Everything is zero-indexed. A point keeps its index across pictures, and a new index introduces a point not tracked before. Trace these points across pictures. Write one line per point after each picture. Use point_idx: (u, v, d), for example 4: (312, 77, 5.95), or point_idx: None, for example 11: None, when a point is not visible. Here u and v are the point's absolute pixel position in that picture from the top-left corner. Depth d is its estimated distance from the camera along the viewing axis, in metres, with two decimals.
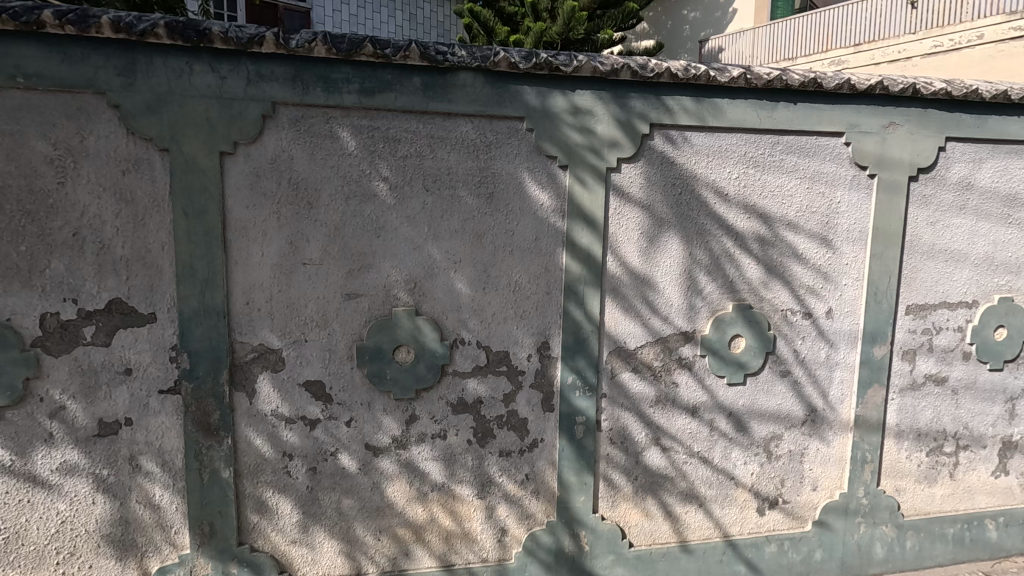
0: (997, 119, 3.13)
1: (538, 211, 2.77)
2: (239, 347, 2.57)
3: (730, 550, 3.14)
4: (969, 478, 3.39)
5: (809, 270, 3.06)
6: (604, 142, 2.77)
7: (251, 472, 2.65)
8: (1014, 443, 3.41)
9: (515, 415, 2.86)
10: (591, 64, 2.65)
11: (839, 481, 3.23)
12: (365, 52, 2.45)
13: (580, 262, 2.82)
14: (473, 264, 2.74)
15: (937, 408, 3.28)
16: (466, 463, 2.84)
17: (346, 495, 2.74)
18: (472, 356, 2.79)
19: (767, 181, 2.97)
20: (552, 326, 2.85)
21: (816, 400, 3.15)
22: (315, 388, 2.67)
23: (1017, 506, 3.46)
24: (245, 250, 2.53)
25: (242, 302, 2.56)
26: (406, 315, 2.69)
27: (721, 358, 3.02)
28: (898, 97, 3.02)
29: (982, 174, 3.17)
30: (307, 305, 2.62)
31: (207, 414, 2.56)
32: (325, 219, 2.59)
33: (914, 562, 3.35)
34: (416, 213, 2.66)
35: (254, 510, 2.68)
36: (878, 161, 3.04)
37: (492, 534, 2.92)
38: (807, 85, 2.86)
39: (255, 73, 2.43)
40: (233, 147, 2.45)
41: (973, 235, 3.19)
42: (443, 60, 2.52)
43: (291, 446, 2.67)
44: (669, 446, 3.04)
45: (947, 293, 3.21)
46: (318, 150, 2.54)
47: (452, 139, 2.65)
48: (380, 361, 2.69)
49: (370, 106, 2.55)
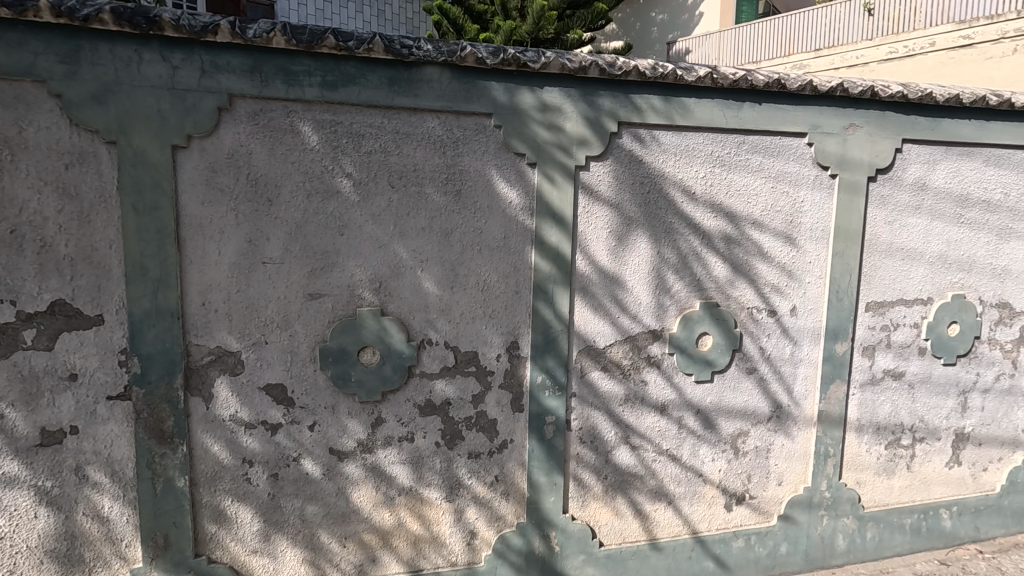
0: (951, 121, 3.24)
1: (507, 209, 2.73)
2: (195, 350, 2.46)
3: (699, 546, 3.16)
4: (924, 469, 3.49)
5: (773, 268, 3.11)
6: (573, 140, 2.75)
7: (208, 480, 2.54)
8: (966, 435, 3.54)
9: (484, 416, 2.82)
10: (559, 61, 2.63)
11: (803, 476, 3.30)
12: (327, 44, 2.37)
13: (549, 260, 2.80)
14: (440, 263, 2.69)
15: (895, 403, 3.38)
16: (434, 465, 2.79)
17: (310, 502, 2.66)
18: (440, 357, 2.74)
19: (732, 181, 3.00)
20: (521, 326, 2.82)
21: (781, 397, 3.21)
22: (276, 392, 2.58)
23: (970, 495, 3.59)
24: (201, 249, 2.42)
25: (198, 303, 2.44)
26: (371, 316, 2.62)
27: (689, 356, 3.04)
28: (857, 99, 3.09)
29: (936, 175, 3.28)
30: (267, 306, 2.52)
31: (160, 421, 2.44)
32: (287, 217, 2.49)
33: (873, 553, 3.44)
34: (381, 211, 2.59)
35: (212, 520, 2.57)
36: (839, 162, 3.11)
37: (462, 537, 2.87)
38: (771, 86, 2.90)
39: (209, 63, 2.33)
40: (187, 141, 2.34)
41: (928, 234, 3.30)
42: (409, 54, 2.46)
43: (251, 452, 2.57)
44: (639, 445, 3.04)
45: (904, 291, 3.31)
46: (278, 145, 2.45)
47: (418, 135, 2.59)
48: (345, 362, 2.61)
49: (333, 100, 2.47)
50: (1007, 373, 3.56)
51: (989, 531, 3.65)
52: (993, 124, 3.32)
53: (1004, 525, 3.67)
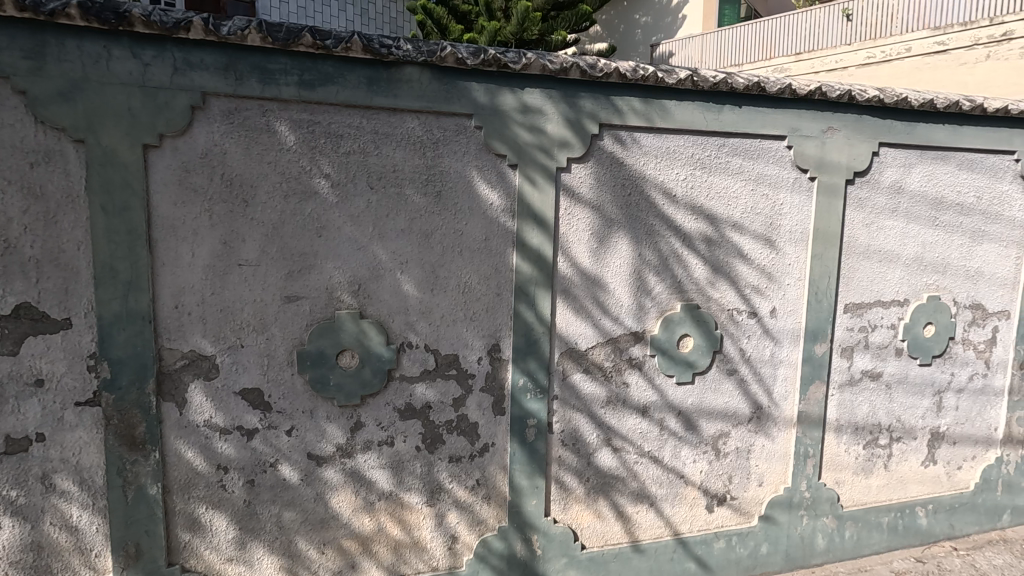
0: (926, 126, 3.29)
1: (488, 211, 2.71)
2: (167, 354, 2.40)
3: (680, 548, 3.17)
4: (901, 468, 3.54)
5: (753, 269, 3.13)
6: (554, 142, 2.74)
7: (182, 487, 2.48)
8: (941, 434, 3.59)
9: (466, 419, 2.79)
10: (539, 62, 2.61)
11: (783, 476, 3.32)
12: (304, 42, 2.33)
13: (530, 262, 2.79)
14: (420, 265, 2.66)
15: (873, 403, 3.42)
16: (415, 470, 2.76)
17: (287, 508, 2.61)
18: (420, 360, 2.71)
19: (713, 183, 3.02)
20: (502, 328, 2.80)
21: (762, 398, 3.23)
22: (252, 396, 2.53)
23: (945, 493, 3.65)
24: (174, 250, 2.37)
25: (171, 306, 2.39)
26: (350, 318, 2.58)
27: (670, 358, 3.05)
28: (835, 103, 3.12)
29: (912, 178, 3.33)
30: (243, 309, 2.47)
31: (131, 427, 2.37)
32: (263, 218, 2.45)
33: (852, 551, 3.48)
34: (360, 212, 2.56)
35: (186, 528, 2.51)
36: (818, 165, 3.14)
37: (443, 542, 2.84)
38: (750, 89, 2.92)
39: (182, 60, 2.27)
40: (158, 140, 2.28)
41: (904, 236, 3.35)
42: (388, 54, 2.43)
43: (226, 458, 2.52)
44: (621, 447, 3.04)
45: (881, 292, 3.35)
46: (254, 144, 2.40)
47: (398, 135, 2.56)
48: (323, 366, 2.57)
49: (310, 99, 2.43)
50: (980, 373, 3.62)
51: (964, 528, 3.71)
52: (967, 128, 3.38)
53: (978, 522, 3.74)
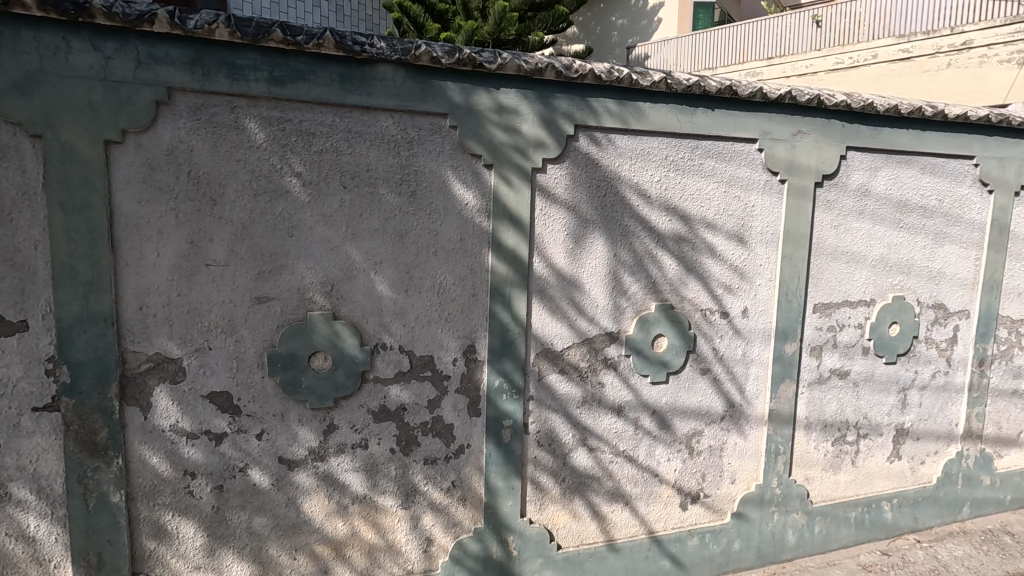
0: (890, 131, 3.39)
1: (463, 211, 2.70)
2: (131, 357, 2.33)
3: (655, 546, 3.20)
4: (868, 464, 3.63)
5: (726, 269, 3.18)
6: (530, 142, 2.74)
7: (146, 494, 2.41)
8: (906, 430, 3.70)
9: (441, 421, 2.77)
10: (515, 62, 2.61)
11: (755, 473, 3.38)
12: (274, 38, 2.29)
13: (506, 262, 2.78)
14: (394, 265, 2.63)
15: (840, 400, 3.50)
16: (389, 472, 2.72)
17: (257, 514, 2.55)
18: (394, 362, 2.68)
19: (686, 185, 3.05)
20: (478, 329, 2.79)
21: (734, 396, 3.28)
22: (221, 400, 2.46)
23: (909, 488, 3.76)
24: (138, 250, 2.30)
25: (135, 307, 2.31)
26: (323, 320, 2.54)
27: (645, 357, 3.07)
28: (805, 107, 3.19)
29: (878, 181, 3.41)
30: (211, 310, 2.41)
31: (92, 433, 2.29)
32: (231, 217, 2.39)
33: (821, 545, 3.56)
34: (333, 212, 2.52)
35: (151, 536, 2.44)
36: (788, 167, 3.20)
37: (418, 545, 2.82)
38: (723, 92, 2.97)
39: (146, 54, 2.21)
40: (121, 136, 2.21)
41: (870, 238, 3.43)
42: (361, 51, 2.40)
43: (193, 464, 2.45)
44: (596, 446, 3.05)
45: (848, 293, 3.44)
46: (222, 141, 2.35)
47: (372, 134, 2.53)
48: (294, 368, 2.52)
49: (281, 96, 2.38)
50: (942, 370, 3.74)
51: (927, 521, 3.83)
52: (929, 133, 3.48)
53: (940, 514, 3.86)
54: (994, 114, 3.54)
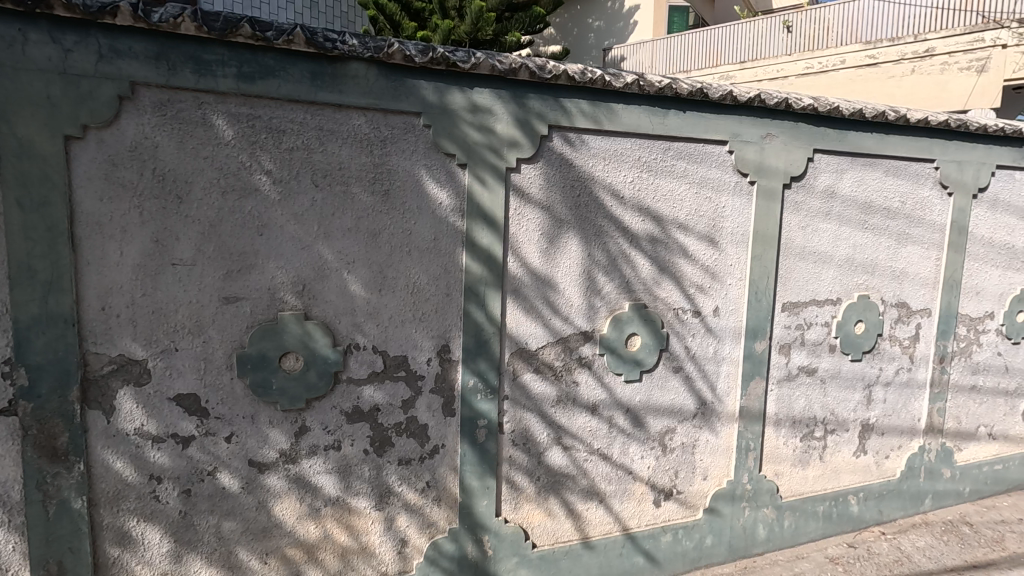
0: (856, 134, 3.48)
1: (437, 210, 2.69)
2: (93, 359, 2.26)
3: (629, 543, 3.23)
4: (835, 459, 3.73)
5: (697, 269, 3.22)
6: (503, 142, 2.74)
7: (110, 499, 2.34)
8: (871, 425, 3.81)
9: (415, 421, 2.76)
10: (489, 62, 2.61)
11: (726, 470, 3.43)
12: (243, 33, 2.25)
13: (480, 262, 2.78)
14: (367, 265, 2.61)
15: (809, 397, 3.59)
16: (363, 474, 2.69)
17: (226, 518, 2.50)
18: (367, 362, 2.65)
19: (659, 186, 3.09)
20: (452, 329, 2.78)
21: (706, 394, 3.33)
22: (188, 402, 2.41)
23: (874, 481, 3.87)
24: (100, 249, 2.23)
25: (97, 308, 2.25)
26: (294, 320, 2.50)
27: (619, 356, 3.10)
28: (773, 110, 3.26)
29: (844, 184, 3.51)
30: (177, 311, 2.36)
31: (52, 438, 2.21)
32: (199, 216, 2.34)
33: (790, 540, 3.64)
34: (304, 210, 2.48)
35: (115, 543, 2.37)
36: (757, 169, 3.27)
37: (392, 547, 2.79)
38: (694, 94, 3.02)
39: (108, 47, 2.15)
40: (82, 131, 2.15)
41: (836, 238, 3.52)
42: (332, 48, 2.38)
43: (159, 468, 2.39)
44: (571, 446, 3.07)
45: (816, 292, 3.52)
46: (189, 138, 2.30)
47: (344, 132, 2.50)
48: (265, 370, 2.48)
49: (249, 92, 2.34)
50: (905, 367, 3.86)
51: (891, 514, 3.95)
52: (892, 137, 3.59)
53: (903, 507, 3.98)
54: (953, 119, 3.66)
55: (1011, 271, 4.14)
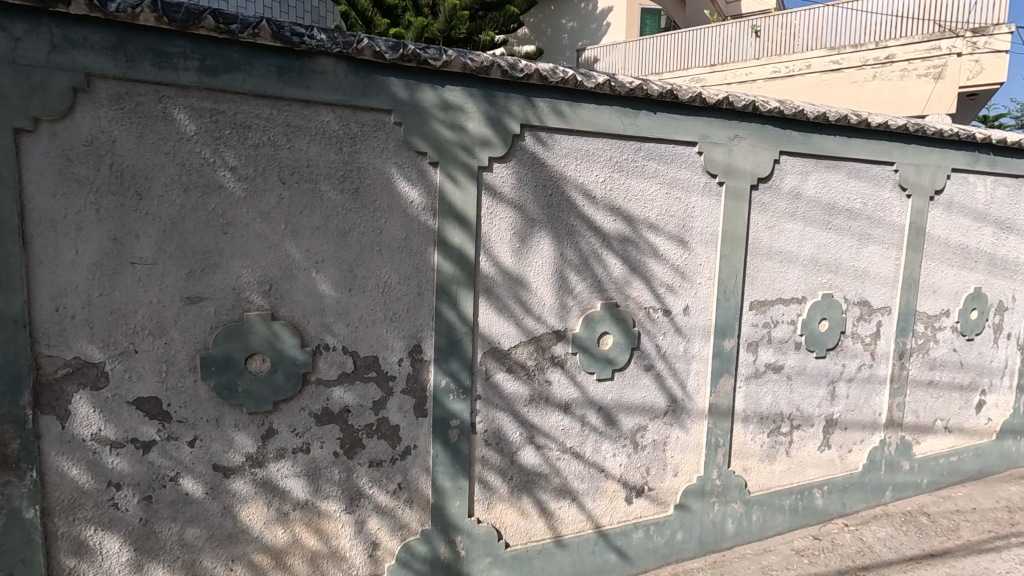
0: (820, 136, 3.58)
1: (408, 208, 2.65)
2: (46, 362, 2.17)
3: (601, 540, 3.25)
4: (801, 454, 3.82)
5: (667, 268, 3.26)
6: (475, 140, 2.73)
7: (65, 508, 2.25)
8: (835, 420, 3.91)
9: (386, 422, 2.72)
10: (460, 60, 2.60)
11: (696, 466, 3.49)
12: (206, 25, 2.18)
13: (452, 262, 2.76)
14: (337, 264, 2.56)
15: (775, 394, 3.67)
16: (332, 476, 2.65)
17: (190, 525, 2.43)
18: (337, 363, 2.61)
19: (631, 186, 3.12)
20: (424, 329, 2.76)
21: (676, 391, 3.37)
22: (148, 406, 2.33)
23: (838, 475, 3.98)
24: (53, 247, 2.14)
25: (51, 308, 2.16)
26: (261, 320, 2.44)
27: (591, 356, 3.12)
28: (741, 112, 3.32)
29: (808, 186, 3.60)
30: (137, 311, 2.28)
31: (1, 445, 2.12)
32: (159, 214, 2.27)
33: (758, 533, 3.72)
34: (271, 208, 2.43)
35: (71, 553, 2.28)
36: (726, 170, 3.32)
37: (363, 550, 2.75)
38: (664, 96, 3.06)
39: (61, 37, 2.06)
40: (33, 124, 2.06)
41: (802, 238, 3.61)
42: (300, 43, 2.33)
43: (118, 474, 2.31)
44: (543, 444, 3.08)
45: (782, 291, 3.60)
46: (148, 133, 2.22)
47: (312, 129, 2.46)
48: (230, 371, 2.42)
49: (213, 87, 2.28)
50: (867, 363, 3.98)
51: (854, 506, 4.07)
52: (854, 140, 3.70)
53: (865, 499, 4.11)
54: (910, 124, 3.81)
55: (965, 270, 4.31)
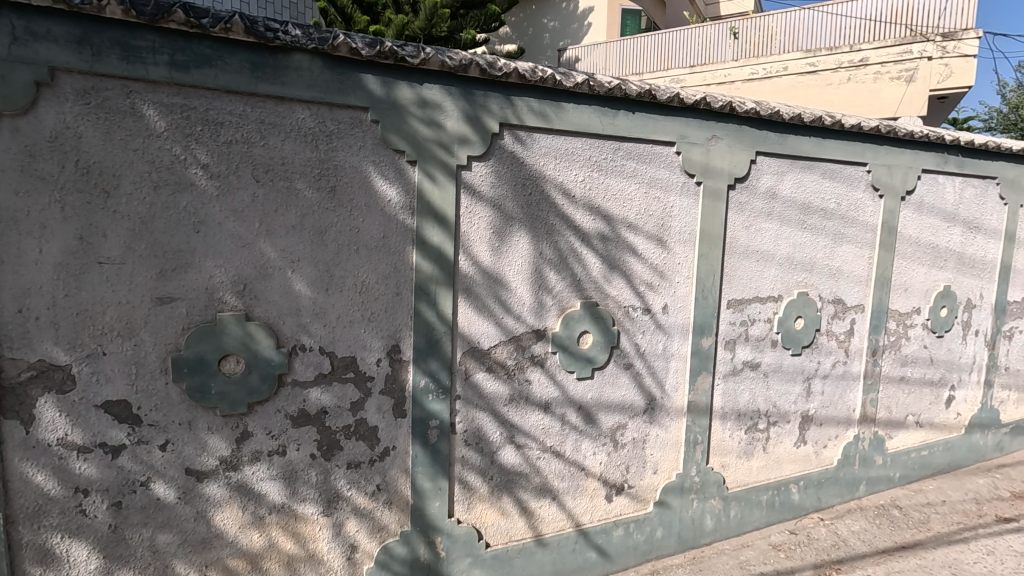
0: (795, 137, 3.63)
1: (385, 208, 2.63)
2: (9, 366, 2.10)
3: (581, 538, 3.26)
4: (777, 450, 3.88)
5: (646, 267, 3.28)
6: (454, 138, 2.71)
7: (30, 516, 2.18)
8: (811, 416, 3.98)
9: (364, 423, 2.69)
10: (438, 58, 2.58)
11: (675, 463, 3.51)
12: (176, 19, 2.13)
13: (430, 261, 2.74)
14: (313, 263, 2.52)
15: (752, 391, 3.72)
16: (309, 479, 2.61)
17: (162, 530, 2.37)
18: (314, 364, 2.57)
19: (609, 185, 3.13)
20: (402, 329, 2.73)
21: (655, 390, 3.40)
22: (118, 409, 2.27)
23: (814, 470, 4.05)
24: (15, 246, 2.07)
25: (13, 309, 2.09)
26: (234, 321, 2.39)
27: (571, 355, 3.13)
28: (718, 113, 3.36)
29: (784, 186, 3.65)
30: (105, 312, 2.22)
31: None
32: (129, 212, 2.21)
33: (736, 529, 3.77)
34: (244, 207, 2.38)
35: (36, 561, 2.21)
36: (703, 170, 3.35)
37: (341, 552, 2.71)
38: (643, 96, 3.07)
39: (24, 29, 2.00)
40: None
41: (778, 238, 3.66)
42: (273, 38, 2.29)
43: (86, 480, 2.24)
44: (523, 443, 3.07)
45: (759, 290, 3.65)
46: (116, 129, 2.17)
47: (287, 126, 2.42)
48: (203, 373, 2.37)
49: (184, 82, 2.23)
50: (841, 360, 4.05)
51: (829, 500, 4.14)
52: (828, 140, 3.76)
53: (840, 493, 4.19)
54: (882, 125, 3.89)
55: (935, 269, 4.42)
